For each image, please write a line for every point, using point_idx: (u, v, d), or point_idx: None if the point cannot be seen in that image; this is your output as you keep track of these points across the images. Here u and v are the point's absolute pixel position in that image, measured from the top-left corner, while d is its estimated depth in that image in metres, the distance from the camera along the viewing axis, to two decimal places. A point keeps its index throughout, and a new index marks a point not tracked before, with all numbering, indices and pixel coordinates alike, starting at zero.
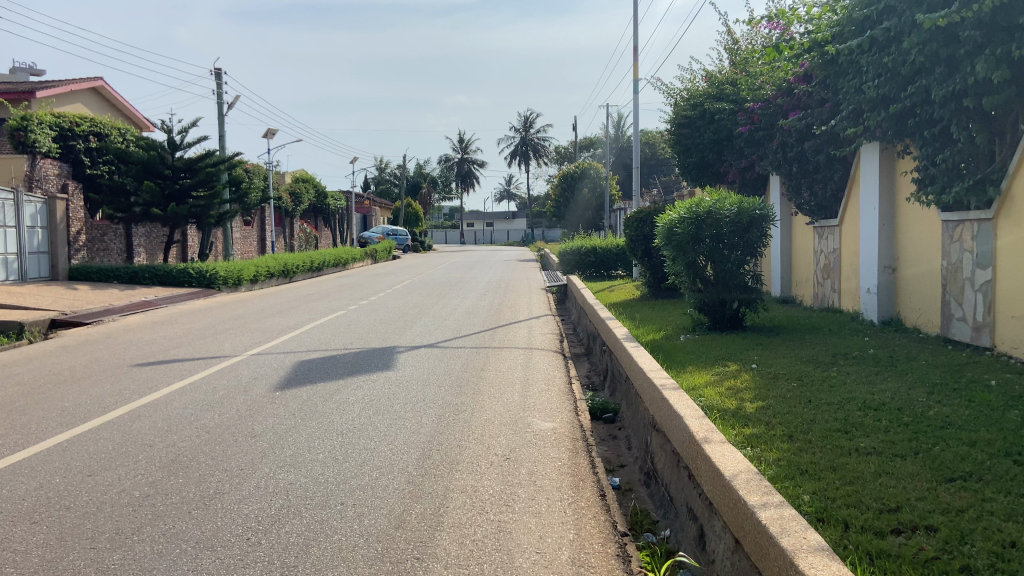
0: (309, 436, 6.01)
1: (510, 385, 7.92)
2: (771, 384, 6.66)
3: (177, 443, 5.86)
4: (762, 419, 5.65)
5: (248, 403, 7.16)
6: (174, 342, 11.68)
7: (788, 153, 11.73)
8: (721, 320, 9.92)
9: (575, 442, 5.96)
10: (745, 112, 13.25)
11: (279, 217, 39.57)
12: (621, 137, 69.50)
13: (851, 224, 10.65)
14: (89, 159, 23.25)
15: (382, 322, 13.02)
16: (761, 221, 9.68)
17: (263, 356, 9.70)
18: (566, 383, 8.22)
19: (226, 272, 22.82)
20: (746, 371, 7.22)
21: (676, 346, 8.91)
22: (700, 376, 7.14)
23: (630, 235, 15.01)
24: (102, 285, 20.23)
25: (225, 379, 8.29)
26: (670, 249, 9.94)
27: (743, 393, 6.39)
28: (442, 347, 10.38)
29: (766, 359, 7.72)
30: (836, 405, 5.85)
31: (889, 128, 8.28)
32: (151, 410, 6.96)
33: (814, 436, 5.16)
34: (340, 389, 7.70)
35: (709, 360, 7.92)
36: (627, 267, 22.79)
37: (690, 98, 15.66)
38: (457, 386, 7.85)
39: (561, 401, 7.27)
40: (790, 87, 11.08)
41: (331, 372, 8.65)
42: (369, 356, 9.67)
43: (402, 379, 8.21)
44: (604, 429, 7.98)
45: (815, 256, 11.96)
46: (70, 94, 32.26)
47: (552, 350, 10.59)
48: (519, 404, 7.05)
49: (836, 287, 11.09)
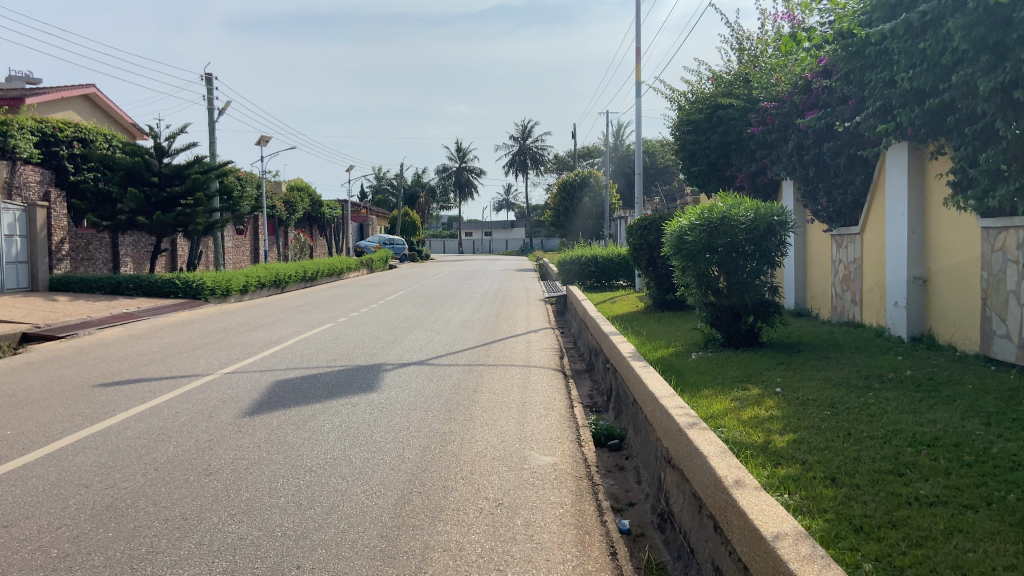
0: (272, 474, 5.20)
1: (505, 410, 7.12)
2: (801, 412, 5.89)
3: (118, 484, 5.06)
4: (797, 458, 4.87)
5: (209, 432, 6.35)
6: (146, 358, 10.89)
7: (805, 155, 11.00)
8: (735, 336, 9.14)
9: (580, 482, 5.17)
10: (757, 113, 12.54)
11: (274, 226, 38.84)
12: (620, 145, 69.04)
13: (875, 231, 9.90)
14: (73, 166, 22.14)
15: (371, 337, 12.22)
16: (779, 228, 8.91)
17: (237, 375, 8.90)
18: (568, 407, 7.42)
19: (214, 281, 22.01)
20: (771, 396, 6.45)
21: (688, 365, 8.13)
22: (719, 402, 6.36)
23: (635, 244, 14.25)
24: (82, 296, 19.41)
25: (191, 402, 7.48)
26: (680, 258, 9.17)
27: (771, 423, 5.63)
28: (432, 365, 9.58)
29: (791, 381, 6.94)
30: (882, 441, 5.10)
31: (924, 125, 7.66)
32: (99, 441, 6.17)
33: (863, 483, 4.40)
34: (316, 414, 6.89)
35: (727, 382, 7.13)
36: (630, 277, 22.11)
37: (697, 101, 14.96)
38: (446, 411, 7.05)
39: (563, 430, 6.47)
40: (808, 82, 10.37)
41: (308, 393, 7.84)
42: (353, 375, 8.88)
43: (386, 402, 7.41)
44: (610, 459, 7.19)
45: (833, 266, 11.20)
46: (59, 100, 31.48)
47: (552, 367, 9.79)
48: (515, 434, 6.25)
49: (857, 300, 10.33)
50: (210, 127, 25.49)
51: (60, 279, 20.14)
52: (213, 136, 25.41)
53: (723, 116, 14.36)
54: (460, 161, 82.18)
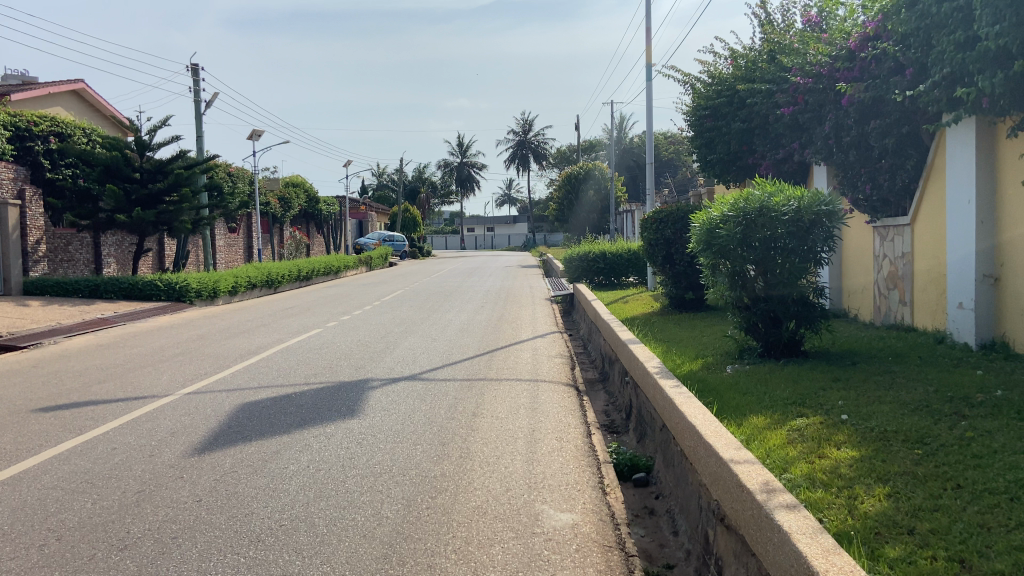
0: (205, 548, 3.99)
1: (509, 443, 5.87)
2: (883, 451, 4.70)
3: (1, 564, 3.85)
4: (901, 530, 3.66)
5: (144, 479, 5.15)
6: (105, 373, 9.69)
7: (843, 137, 9.70)
8: (775, 345, 7.92)
9: (608, 555, 3.93)
10: (785, 92, 11.28)
11: (268, 223, 37.66)
12: (623, 138, 67.90)
13: (929, 222, 8.67)
14: (50, 162, 20.97)
15: (359, 346, 10.99)
16: (827, 220, 7.60)
17: (199, 396, 7.70)
18: (584, 436, 6.20)
19: (199, 282, 20.75)
20: (838, 427, 5.25)
21: (723, 382, 6.92)
22: (776, 440, 5.17)
23: (649, 240, 12.97)
24: (57, 300, 18.22)
25: (135, 434, 6.30)
26: (710, 255, 7.95)
27: (852, 474, 4.43)
28: (425, 381, 8.36)
29: (857, 405, 5.72)
30: (1007, 497, 3.87)
31: (1008, 91, 6.40)
32: (5, 492, 4.99)
33: (1007, 568, 3.16)
34: (279, 452, 5.66)
35: (778, 406, 5.93)
36: (641, 274, 20.85)
37: (718, 84, 13.70)
38: (438, 445, 5.80)
39: (582, 472, 5.22)
40: (851, 50, 9.11)
41: (276, 421, 6.62)
42: (332, 395, 7.65)
43: (368, 433, 6.21)
44: (636, 499, 5.96)
45: (877, 262, 9.93)
46: (47, 98, 30.33)
47: (563, 381, 8.55)
48: (523, 478, 5.02)
49: (907, 300, 9.09)
50: (197, 121, 24.29)
51: (35, 281, 18.98)
52: (199, 130, 24.28)
53: (744, 99, 13.12)
54: (460, 156, 80.90)
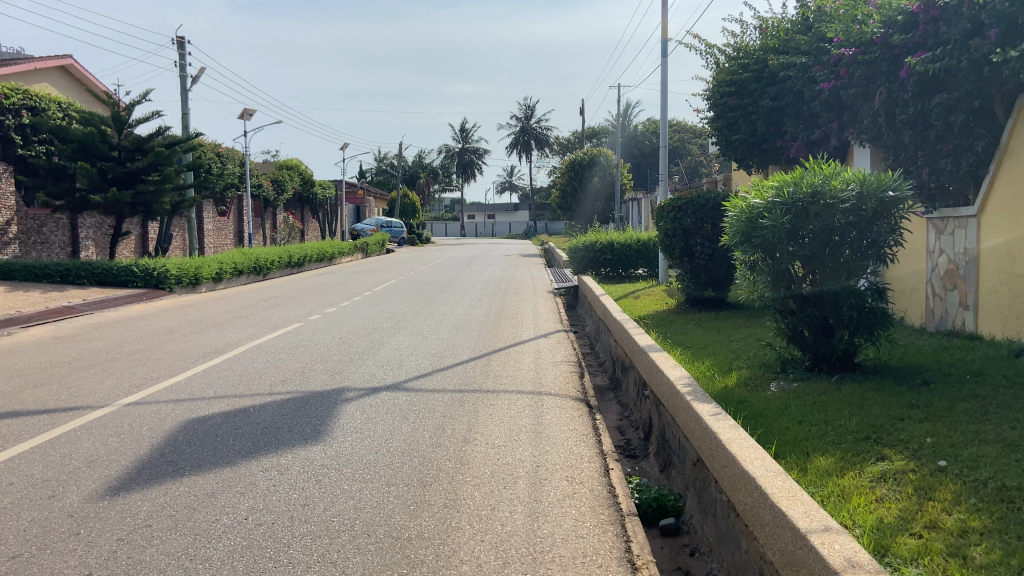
0: None
1: (508, 485, 4.65)
2: (1017, 525, 3.45)
3: None
4: None
5: (27, 536, 3.91)
6: (45, 374, 8.44)
7: (898, 115, 8.41)
8: (825, 358, 6.68)
9: None
10: (825, 65, 10.02)
11: (259, 207, 36.35)
12: (629, 126, 66.28)
13: (1001, 214, 7.38)
14: (21, 137, 19.76)
15: (340, 346, 9.75)
16: (893, 210, 6.30)
17: (140, 409, 6.47)
18: (601, 475, 4.97)
19: (180, 268, 19.43)
20: (939, 481, 4.02)
21: (771, 405, 5.70)
22: (859, 496, 3.94)
23: (666, 230, 11.68)
24: (23, 285, 16.95)
25: (44, 463, 5.07)
26: (749, 250, 6.68)
27: (983, 561, 3.18)
28: (410, 392, 7.11)
29: (953, 446, 4.48)
30: None
31: None
32: None
33: None
34: (213, 497, 4.42)
35: (850, 444, 4.69)
36: (650, 266, 19.26)
37: (743, 57, 12.40)
38: (418, 488, 4.57)
39: (602, 535, 3.98)
40: (913, 14, 7.94)
41: (220, 448, 5.37)
42: (296, 411, 6.40)
43: (331, 467, 4.95)
44: (669, 554, 4.72)
45: (931, 258, 8.66)
46: (33, 73, 29.02)
47: (572, 394, 7.32)
48: (525, 546, 3.77)
49: (970, 303, 7.84)
50: (182, 97, 22.97)
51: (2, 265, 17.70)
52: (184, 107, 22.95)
53: (775, 74, 11.84)
54: (462, 142, 79.41)
